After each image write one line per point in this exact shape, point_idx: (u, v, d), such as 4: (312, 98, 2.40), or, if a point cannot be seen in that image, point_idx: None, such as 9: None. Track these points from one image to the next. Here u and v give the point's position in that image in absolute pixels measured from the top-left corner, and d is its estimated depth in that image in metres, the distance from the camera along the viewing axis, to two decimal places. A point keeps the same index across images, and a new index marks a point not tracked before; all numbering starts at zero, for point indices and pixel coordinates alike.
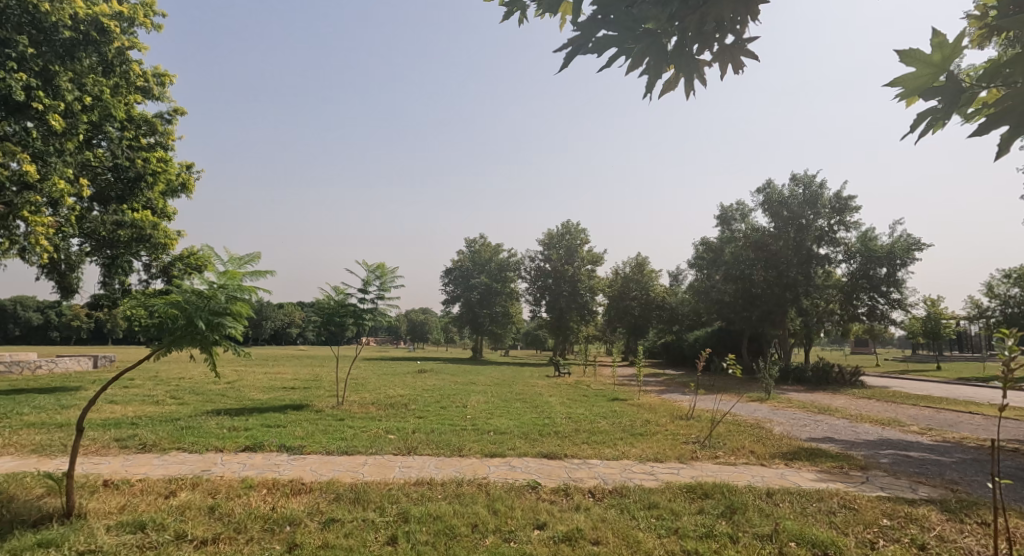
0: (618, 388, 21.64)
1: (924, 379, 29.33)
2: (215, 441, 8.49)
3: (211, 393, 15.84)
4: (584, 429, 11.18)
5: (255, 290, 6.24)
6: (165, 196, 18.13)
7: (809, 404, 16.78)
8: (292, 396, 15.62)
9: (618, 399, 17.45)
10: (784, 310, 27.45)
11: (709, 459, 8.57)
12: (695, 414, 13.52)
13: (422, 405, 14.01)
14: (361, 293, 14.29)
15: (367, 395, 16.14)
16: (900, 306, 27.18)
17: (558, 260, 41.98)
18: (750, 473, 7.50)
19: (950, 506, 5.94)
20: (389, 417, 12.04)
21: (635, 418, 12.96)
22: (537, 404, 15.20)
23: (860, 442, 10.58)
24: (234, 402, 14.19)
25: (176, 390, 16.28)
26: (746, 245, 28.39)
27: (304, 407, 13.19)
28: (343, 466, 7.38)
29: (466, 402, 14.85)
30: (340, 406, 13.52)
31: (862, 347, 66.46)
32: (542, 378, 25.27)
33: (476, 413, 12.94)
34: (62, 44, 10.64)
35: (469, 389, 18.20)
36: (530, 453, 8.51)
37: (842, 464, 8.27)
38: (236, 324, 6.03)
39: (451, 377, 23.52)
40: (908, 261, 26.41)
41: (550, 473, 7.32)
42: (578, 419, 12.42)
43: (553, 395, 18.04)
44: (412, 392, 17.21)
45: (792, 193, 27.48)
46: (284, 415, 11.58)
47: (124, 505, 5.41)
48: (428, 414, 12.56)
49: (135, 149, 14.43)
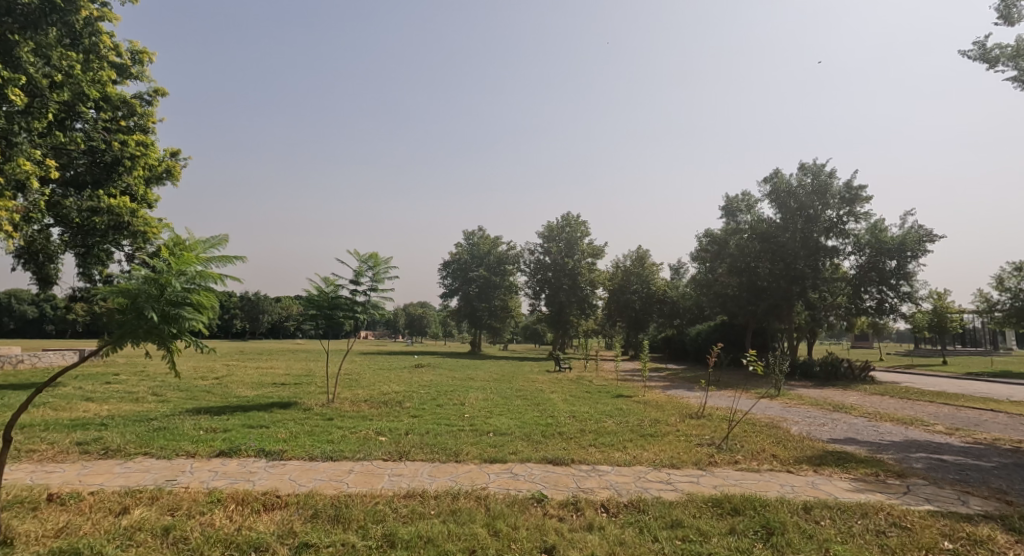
0: (621, 384, 20.92)
1: (932, 374, 28.70)
2: (188, 444, 7.73)
3: (197, 390, 15.07)
4: (590, 430, 10.44)
5: (221, 278, 5.49)
6: (150, 183, 17.42)
7: (822, 402, 16.07)
8: (281, 393, 14.86)
9: (622, 396, 16.70)
10: (791, 303, 26.70)
11: (729, 464, 7.84)
12: (706, 413, 12.84)
13: (417, 403, 13.23)
14: (353, 285, 13.48)
15: (360, 391, 15.42)
16: (911, 299, 26.46)
17: (558, 252, 41.10)
18: (779, 482, 6.76)
19: (1016, 526, 5.24)
20: (382, 416, 11.33)
21: (643, 416, 12.27)
22: (538, 402, 14.47)
23: (886, 444, 9.86)
24: (219, 399, 13.42)
25: (159, 387, 15.48)
26: (752, 237, 27.66)
27: (293, 405, 12.46)
28: (326, 474, 6.63)
29: (464, 400, 14.10)
30: (330, 404, 12.76)
31: (861, 342, 65.69)
32: (542, 373, 24.55)
33: (473, 412, 12.20)
34: (25, 12, 9.85)
35: (467, 386, 17.46)
36: (534, 458, 7.77)
37: (876, 471, 7.52)
38: (198, 316, 5.27)
39: (448, 373, 22.77)
40: (919, 253, 25.54)
41: (558, 482, 6.59)
42: (583, 418, 11.70)
43: (555, 391, 17.30)
44: (407, 388, 16.49)
45: (800, 183, 26.69)
46: (270, 415, 10.82)
47: (64, 527, 4.65)
48: (424, 413, 11.82)
49: (113, 131, 13.65)
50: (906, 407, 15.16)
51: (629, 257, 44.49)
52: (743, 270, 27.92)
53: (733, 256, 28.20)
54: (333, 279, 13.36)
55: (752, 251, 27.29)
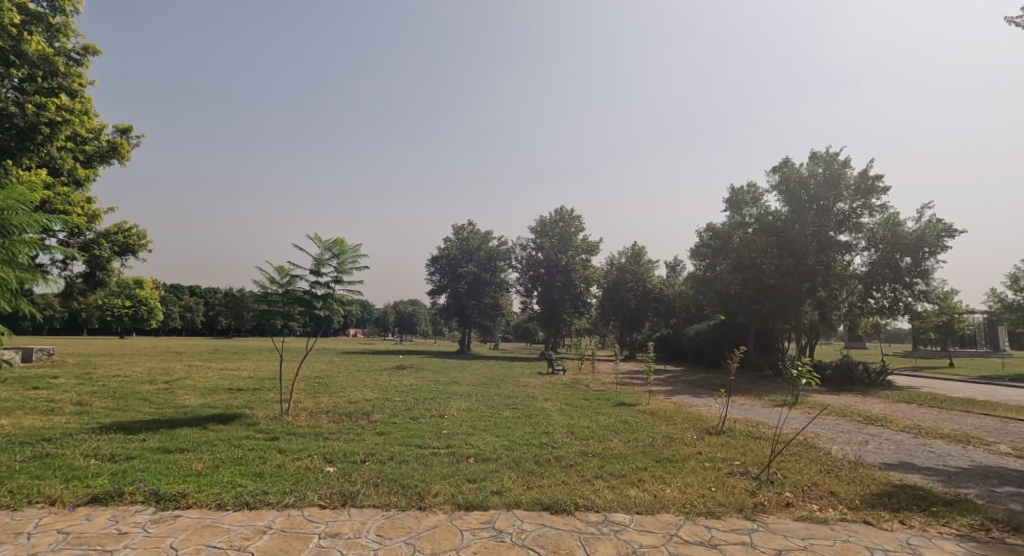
0: (622, 389, 18.98)
1: (945, 377, 27.15)
2: (54, 484, 5.66)
3: (133, 398, 12.90)
4: (595, 454, 8.48)
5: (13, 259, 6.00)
6: (94, 162, 15.70)
7: (851, 412, 14.24)
8: (232, 401, 12.82)
9: (626, 405, 14.76)
10: (799, 302, 24.96)
11: (783, 511, 5.92)
12: (728, 429, 10.90)
13: (387, 415, 11.24)
14: (312, 275, 11.46)
15: (326, 400, 13.39)
16: (926, 298, 24.77)
17: (550, 248, 39.07)
18: (863, 545, 4.92)
19: None
20: (342, 435, 9.31)
21: (654, 433, 10.36)
22: (530, 412, 12.55)
23: (956, 473, 8.00)
24: (152, 409, 11.33)
25: (89, 395, 13.26)
26: (759, 231, 25.97)
27: (236, 417, 10.39)
28: (225, 537, 4.64)
29: (442, 410, 12.09)
30: (282, 417, 10.70)
31: (857, 343, 64.57)
32: (533, 376, 22.69)
33: (452, 427, 10.18)
34: None
35: (449, 392, 15.50)
36: (524, 502, 5.79)
37: (982, 521, 5.63)
38: None
39: (431, 376, 20.73)
40: (937, 248, 23.88)
41: (557, 549, 4.67)
42: (584, 436, 9.74)
43: (549, 399, 15.35)
44: (381, 395, 14.49)
45: (812, 172, 24.91)
46: (200, 433, 8.77)
47: None
48: (393, 430, 9.81)
49: (26, 92, 11.66)
50: (947, 419, 13.34)
51: (625, 253, 42.51)
52: (748, 266, 26.38)
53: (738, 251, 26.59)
54: (288, 268, 11.34)
55: (759, 246, 25.62)
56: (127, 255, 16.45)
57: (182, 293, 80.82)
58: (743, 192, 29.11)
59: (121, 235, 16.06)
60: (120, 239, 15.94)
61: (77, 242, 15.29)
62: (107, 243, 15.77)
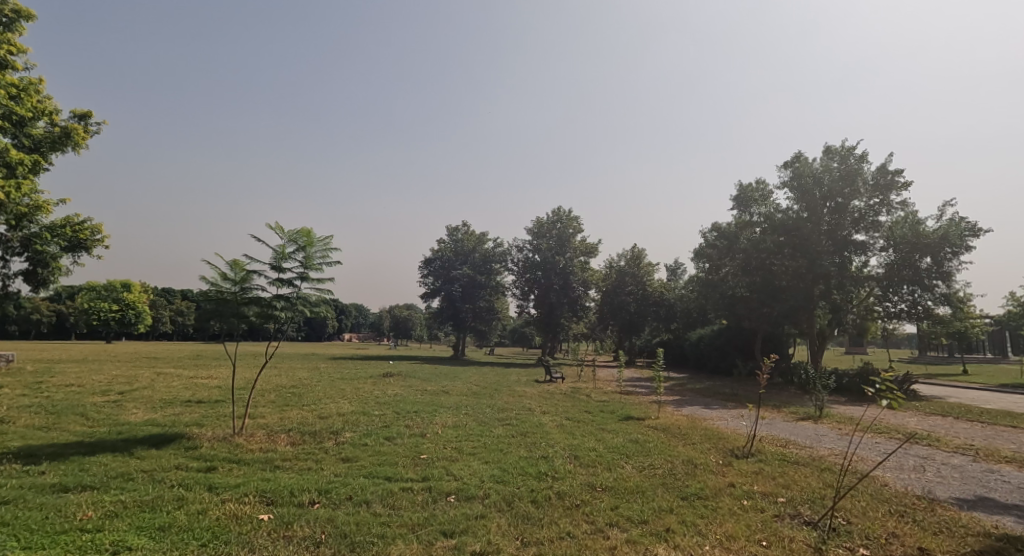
0: (626, 399, 17.44)
1: (964, 386, 25.67)
2: None
3: (70, 414, 11.20)
4: (605, 488, 6.84)
5: None
6: (47, 149, 14.18)
7: (888, 428, 12.61)
8: (183, 417, 11.14)
9: (633, 419, 13.13)
10: (812, 306, 23.34)
11: None
12: (758, 453, 9.20)
13: (359, 435, 9.62)
14: (272, 271, 9.85)
15: (292, 414, 11.74)
16: (948, 301, 23.23)
17: (547, 250, 37.45)
18: None
19: None
20: (297, 463, 7.62)
21: (671, 457, 8.76)
22: (526, 429, 10.96)
23: None
24: (80, 429, 9.60)
25: (18, 409, 11.52)
26: (770, 231, 24.33)
27: (175, 439, 8.71)
28: None
29: (424, 428, 10.43)
30: (232, 438, 9.03)
31: (859, 347, 62.43)
32: (529, 385, 21.10)
33: (433, 451, 8.55)
34: None
35: (436, 404, 13.87)
36: None
37: None
38: None
39: (420, 384, 19.08)
40: (961, 248, 22.31)
41: None
42: (590, 463, 8.13)
43: (549, 411, 13.75)
44: (358, 408, 12.83)
45: (827, 168, 23.37)
46: (118, 462, 7.10)
47: None
48: (360, 455, 8.16)
49: None
50: (999, 437, 11.73)
51: (625, 256, 40.98)
52: (758, 267, 24.76)
53: (747, 252, 24.98)
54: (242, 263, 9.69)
55: (769, 247, 24.03)
56: (78, 251, 14.83)
57: (172, 298, 78.73)
58: (751, 189, 27.61)
59: (70, 229, 14.40)
60: (68, 233, 14.30)
61: (17, 236, 13.60)
62: (53, 238, 14.09)
